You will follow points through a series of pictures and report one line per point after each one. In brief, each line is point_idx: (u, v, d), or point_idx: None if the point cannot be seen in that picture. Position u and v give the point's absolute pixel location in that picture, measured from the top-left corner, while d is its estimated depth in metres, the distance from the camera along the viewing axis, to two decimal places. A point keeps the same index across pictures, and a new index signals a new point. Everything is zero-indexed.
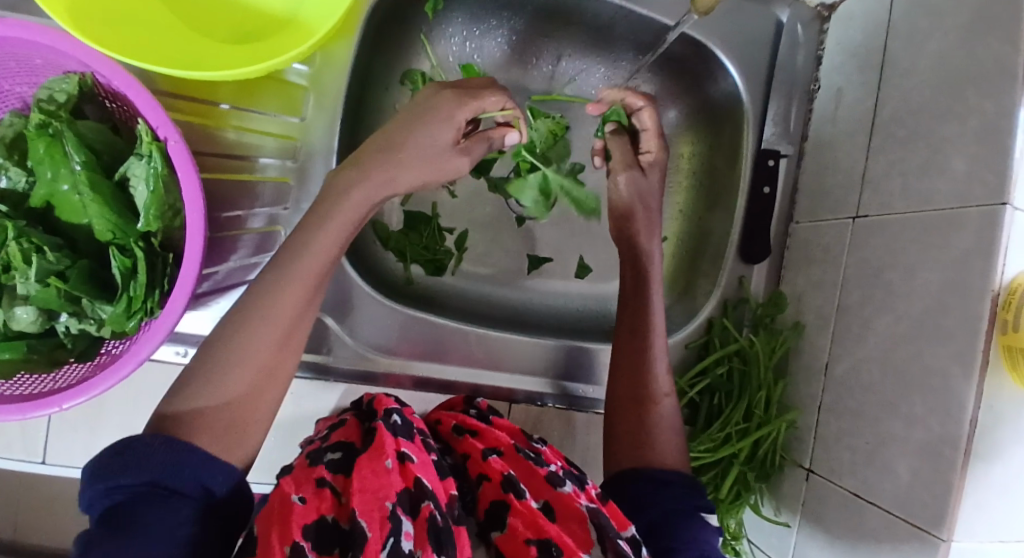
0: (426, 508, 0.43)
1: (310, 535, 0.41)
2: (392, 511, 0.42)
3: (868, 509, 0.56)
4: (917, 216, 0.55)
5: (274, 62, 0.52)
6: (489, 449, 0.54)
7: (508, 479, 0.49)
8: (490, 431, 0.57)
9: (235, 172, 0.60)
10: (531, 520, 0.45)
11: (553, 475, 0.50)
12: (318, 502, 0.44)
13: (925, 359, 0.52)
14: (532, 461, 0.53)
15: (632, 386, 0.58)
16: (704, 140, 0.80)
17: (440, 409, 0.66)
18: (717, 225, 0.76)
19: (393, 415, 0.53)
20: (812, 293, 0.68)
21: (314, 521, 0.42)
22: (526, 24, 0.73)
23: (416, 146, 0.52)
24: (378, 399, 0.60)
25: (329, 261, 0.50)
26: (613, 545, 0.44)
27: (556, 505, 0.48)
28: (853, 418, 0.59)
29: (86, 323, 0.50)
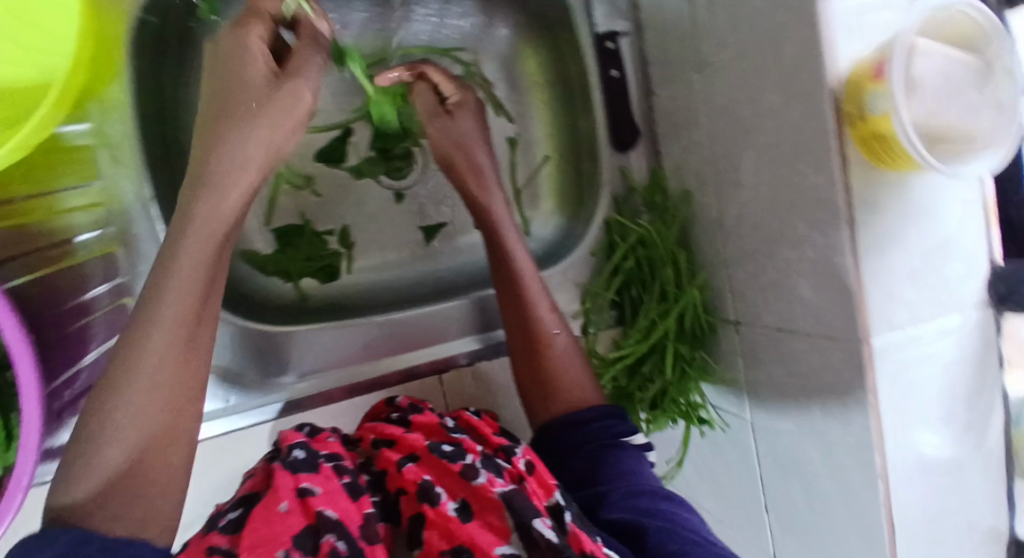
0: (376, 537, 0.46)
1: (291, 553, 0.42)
2: None
3: (795, 339, 0.56)
4: (749, 43, 0.53)
5: (25, 129, 0.46)
6: (406, 458, 0.54)
7: (421, 489, 0.50)
8: (406, 436, 0.56)
9: (60, 261, 0.55)
10: (446, 528, 0.48)
11: (465, 469, 0.50)
12: (298, 515, 0.45)
13: (798, 181, 0.52)
14: (448, 457, 0.51)
15: (523, 335, 0.62)
16: (545, 47, 0.76)
17: (366, 420, 0.64)
18: (584, 125, 0.74)
19: (295, 449, 0.51)
20: (686, 158, 0.67)
21: (296, 536, 0.43)
22: None
23: (245, 89, 0.46)
24: (285, 434, 0.55)
25: (198, 284, 0.42)
26: (525, 526, 0.45)
27: (475, 499, 0.49)
28: (755, 261, 0.59)
29: None
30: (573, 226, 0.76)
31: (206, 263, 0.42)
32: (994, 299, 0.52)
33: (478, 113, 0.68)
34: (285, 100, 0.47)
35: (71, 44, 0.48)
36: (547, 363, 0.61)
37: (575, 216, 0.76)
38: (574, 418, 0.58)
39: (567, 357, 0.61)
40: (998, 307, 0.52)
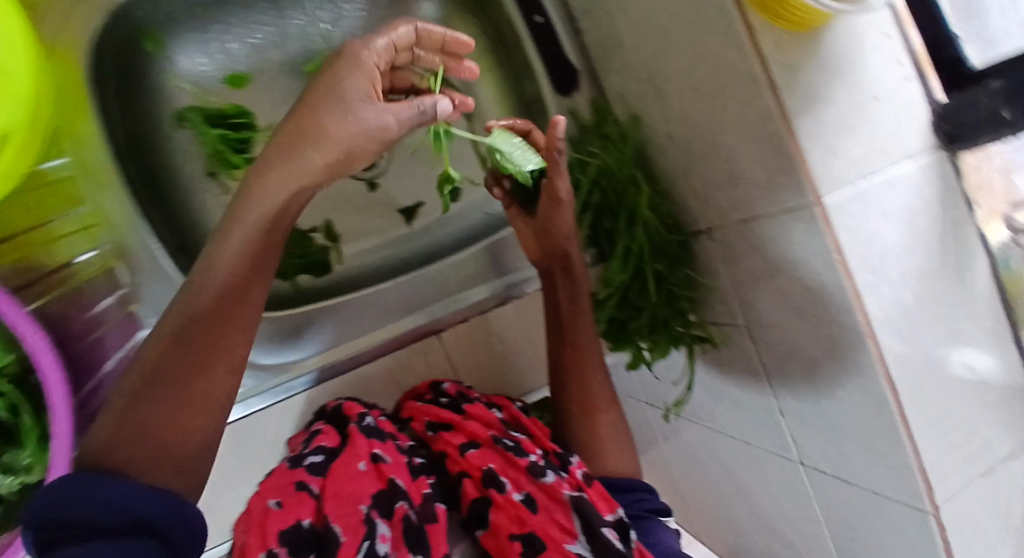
0: (399, 509, 0.51)
1: (285, 540, 0.47)
2: (366, 516, 0.49)
3: (757, 225, 0.56)
4: None
5: None
6: (468, 443, 0.57)
7: (488, 475, 0.53)
8: (467, 423, 0.58)
9: (69, 280, 0.60)
10: (514, 515, 0.51)
11: (533, 465, 0.53)
12: (295, 507, 0.49)
13: (719, 59, 0.52)
14: (515, 451, 0.55)
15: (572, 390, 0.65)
16: (476, 17, 0.79)
17: (408, 400, 0.66)
18: (528, 81, 0.77)
19: (366, 418, 0.59)
20: (626, 83, 0.68)
21: (290, 526, 0.48)
22: (250, 12, 0.75)
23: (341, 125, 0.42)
24: (349, 405, 0.62)
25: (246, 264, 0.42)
26: (598, 536, 0.50)
27: (539, 497, 0.52)
28: (703, 159, 0.60)
29: (17, 475, 0.53)
30: None
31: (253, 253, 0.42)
32: (944, 141, 0.51)
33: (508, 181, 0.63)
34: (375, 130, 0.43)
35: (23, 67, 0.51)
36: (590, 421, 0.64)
37: None
38: (612, 480, 0.61)
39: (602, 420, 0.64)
40: (951, 148, 0.51)
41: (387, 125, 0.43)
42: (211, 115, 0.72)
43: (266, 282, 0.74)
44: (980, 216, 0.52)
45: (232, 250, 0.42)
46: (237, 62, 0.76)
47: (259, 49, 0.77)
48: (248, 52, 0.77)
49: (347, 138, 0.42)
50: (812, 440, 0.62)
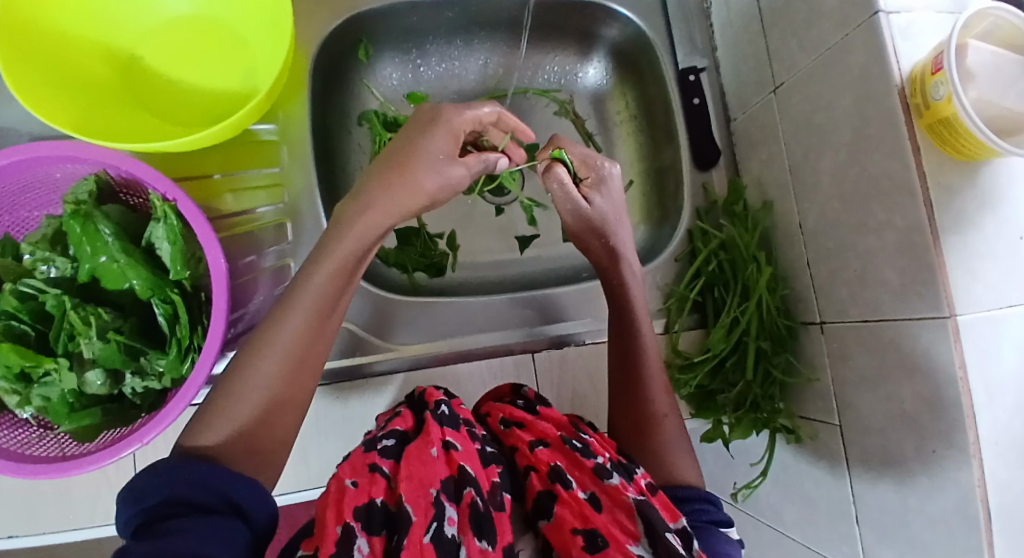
0: (467, 494, 0.49)
1: (361, 517, 0.46)
2: (436, 498, 0.49)
3: (880, 327, 0.58)
4: (820, 59, 0.61)
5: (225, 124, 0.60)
6: (538, 441, 0.59)
7: (553, 471, 0.54)
8: (538, 422, 0.61)
9: (242, 226, 0.68)
10: (579, 511, 0.50)
11: (600, 468, 0.53)
12: (370, 486, 0.49)
13: (875, 167, 0.56)
14: (581, 451, 0.56)
15: (634, 408, 0.64)
16: (633, 85, 0.87)
17: (490, 399, 0.69)
18: (668, 150, 0.82)
19: (441, 406, 0.58)
20: (766, 171, 0.73)
21: (364, 503, 0.48)
22: (447, 44, 0.84)
23: (425, 165, 0.53)
24: (429, 391, 0.61)
25: (336, 276, 0.51)
26: (662, 541, 0.47)
27: (604, 496, 0.52)
28: (835, 253, 0.63)
29: (147, 379, 0.58)
30: (659, 237, 0.82)
31: (343, 274, 0.52)
32: None
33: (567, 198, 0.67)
34: (450, 184, 0.55)
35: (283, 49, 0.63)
36: (651, 436, 0.63)
37: (662, 229, 0.82)
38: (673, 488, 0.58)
39: (673, 438, 0.63)
40: None
41: (461, 179, 0.56)
42: (388, 122, 0.79)
43: (390, 270, 0.80)
44: None
45: (323, 266, 0.51)
46: (422, 85, 0.86)
47: (442, 78, 0.86)
48: (434, 79, 0.86)
49: (430, 189, 0.53)
50: None
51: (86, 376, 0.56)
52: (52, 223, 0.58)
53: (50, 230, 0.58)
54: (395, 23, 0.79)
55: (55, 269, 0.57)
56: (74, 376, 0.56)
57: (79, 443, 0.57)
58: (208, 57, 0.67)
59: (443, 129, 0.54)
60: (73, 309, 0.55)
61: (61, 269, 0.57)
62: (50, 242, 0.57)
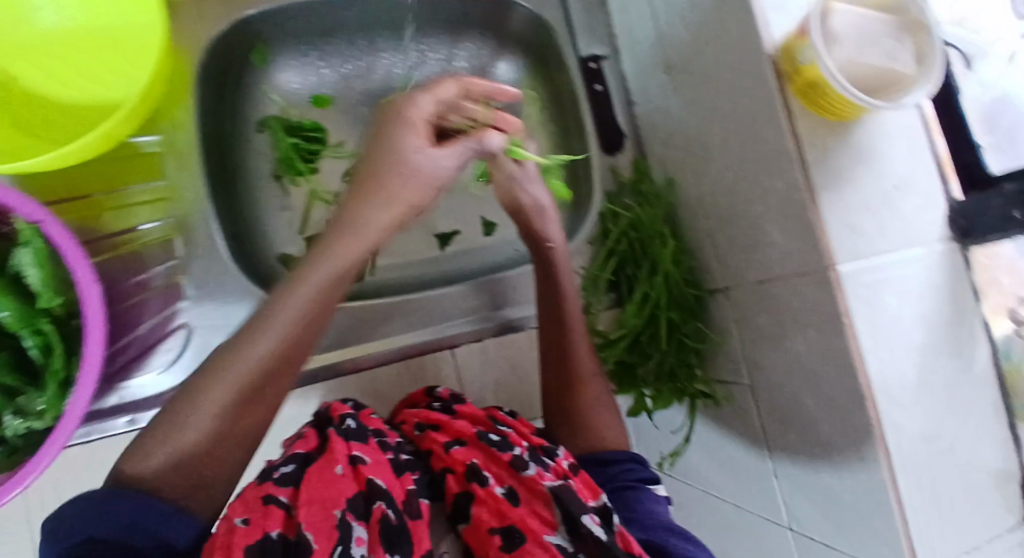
0: (378, 509, 0.48)
1: (255, 552, 0.42)
2: (340, 520, 0.46)
3: (774, 288, 0.60)
4: (701, 37, 0.63)
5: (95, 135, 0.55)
6: (454, 440, 0.58)
7: (471, 470, 0.55)
8: (453, 422, 0.59)
9: (127, 244, 0.65)
10: (495, 509, 0.52)
11: (515, 459, 0.53)
12: (262, 520, 0.45)
13: (756, 135, 0.58)
14: (497, 445, 0.56)
15: (561, 372, 0.66)
16: (539, 76, 0.88)
17: (409, 401, 0.68)
18: (576, 136, 0.84)
19: (347, 420, 0.55)
20: (667, 149, 0.74)
21: (257, 539, 0.43)
22: (346, 45, 0.82)
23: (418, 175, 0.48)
24: (334, 406, 0.59)
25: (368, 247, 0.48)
26: (579, 524, 0.49)
27: (521, 489, 0.53)
28: (732, 221, 0.65)
29: (30, 418, 0.54)
30: (574, 223, 0.83)
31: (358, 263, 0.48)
32: (957, 234, 0.55)
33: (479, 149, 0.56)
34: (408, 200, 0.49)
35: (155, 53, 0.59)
36: (578, 400, 0.65)
37: (576, 215, 0.83)
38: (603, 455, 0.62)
39: (600, 400, 0.66)
40: (963, 241, 0.55)
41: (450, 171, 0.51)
42: (290, 126, 0.79)
43: None
44: (987, 309, 0.56)
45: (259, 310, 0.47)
46: (325, 87, 0.84)
47: (347, 78, 0.84)
48: (336, 80, 0.84)
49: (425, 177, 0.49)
50: (807, 509, 0.63)
51: None
52: None
53: None
54: (286, 25, 0.77)
55: None
56: None
57: None
58: (84, 71, 0.64)
59: (416, 127, 0.49)
60: None
61: None
62: None
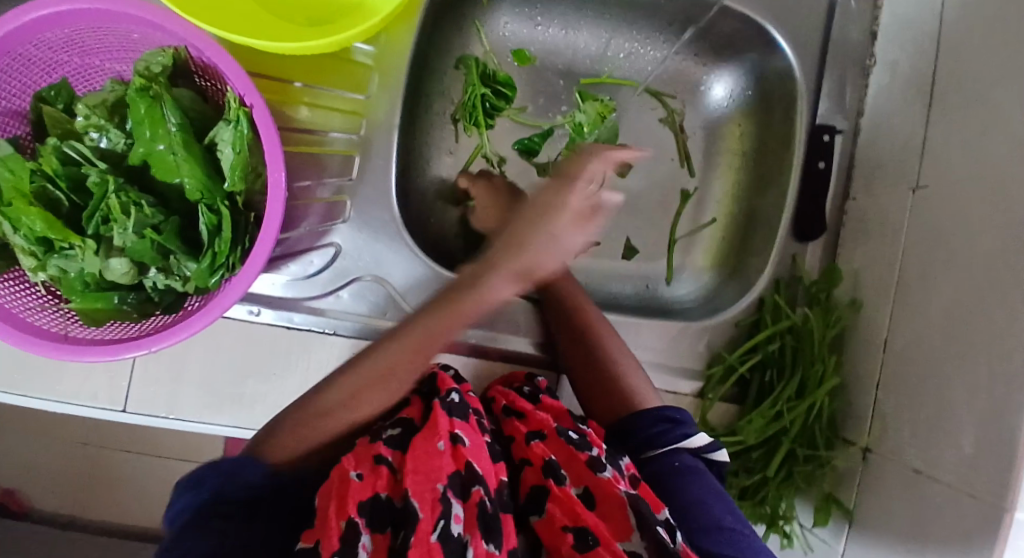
0: (475, 493, 0.46)
1: (363, 512, 0.45)
2: (442, 494, 0.45)
3: (928, 483, 0.54)
4: (979, 181, 0.53)
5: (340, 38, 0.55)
6: (533, 432, 0.57)
7: (547, 464, 0.53)
8: (536, 414, 0.59)
9: (307, 145, 0.63)
10: (569, 508, 0.50)
11: (593, 461, 0.53)
12: (373, 478, 0.48)
13: (992, 323, 0.50)
14: (574, 446, 0.55)
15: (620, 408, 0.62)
16: (757, 118, 0.77)
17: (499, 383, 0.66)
18: (769, 202, 0.74)
19: (452, 395, 0.56)
20: (869, 268, 0.66)
21: (369, 497, 0.46)
22: (572, 9, 0.76)
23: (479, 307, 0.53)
24: (441, 378, 0.58)
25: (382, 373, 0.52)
26: (653, 534, 0.47)
27: (597, 489, 0.51)
28: (916, 387, 0.57)
29: (172, 279, 0.53)
30: (724, 291, 0.76)
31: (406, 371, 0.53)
32: None
33: (501, 189, 0.70)
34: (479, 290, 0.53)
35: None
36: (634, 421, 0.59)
37: (729, 284, 0.76)
38: (648, 413, 0.60)
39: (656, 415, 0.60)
40: None
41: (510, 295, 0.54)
42: (486, 74, 0.73)
43: (439, 231, 0.74)
44: None
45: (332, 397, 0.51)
46: (533, 45, 0.78)
47: (559, 44, 0.78)
48: (547, 43, 0.78)
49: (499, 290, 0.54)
50: None
51: (110, 261, 0.51)
52: (117, 90, 0.53)
53: (113, 96, 0.53)
54: None
55: (106, 140, 0.52)
56: (98, 259, 0.51)
57: (84, 327, 0.52)
58: None
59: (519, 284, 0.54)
60: (114, 192, 0.50)
61: (112, 142, 0.53)
62: (109, 110, 0.52)
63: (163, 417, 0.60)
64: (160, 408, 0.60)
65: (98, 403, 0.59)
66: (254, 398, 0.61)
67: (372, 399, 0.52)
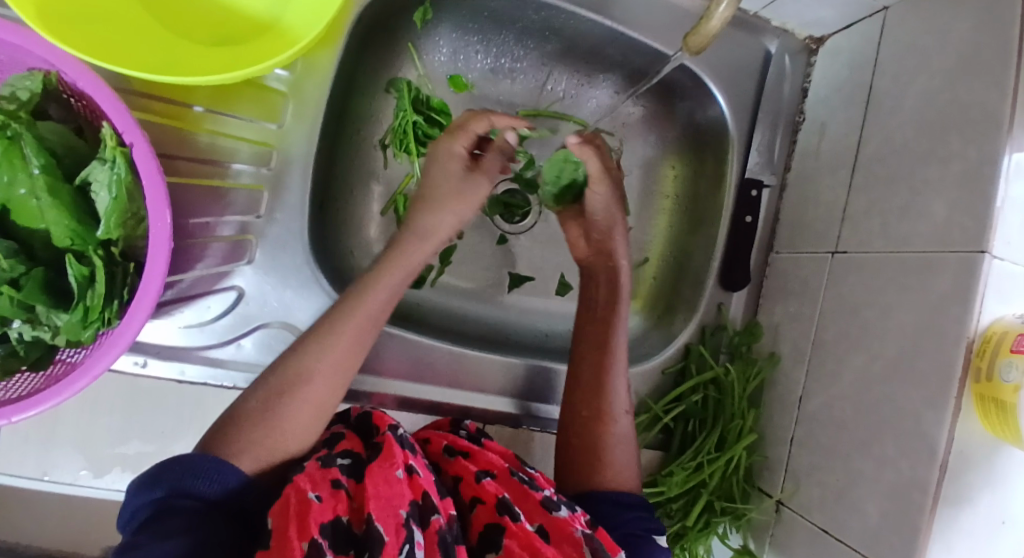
0: (435, 522, 0.44)
1: (327, 534, 0.40)
2: (406, 520, 0.42)
3: (835, 546, 0.56)
4: (895, 257, 0.54)
5: (251, 71, 0.50)
6: (483, 470, 0.52)
7: (502, 502, 0.48)
8: (483, 453, 0.55)
9: (206, 177, 0.57)
10: (527, 543, 0.44)
11: (548, 499, 0.49)
12: (334, 501, 0.43)
13: (898, 400, 0.51)
14: (528, 485, 0.51)
15: (588, 438, 0.57)
16: (690, 162, 0.78)
17: (427, 428, 0.62)
18: (698, 248, 0.74)
19: (400, 428, 0.51)
20: (788, 324, 0.67)
21: (330, 520, 0.41)
22: (513, 40, 0.72)
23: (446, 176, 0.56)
24: (379, 415, 0.54)
25: (340, 362, 0.49)
26: None
27: (551, 529, 0.47)
28: (828, 452, 0.58)
29: (39, 330, 0.47)
30: (650, 337, 0.76)
31: (351, 355, 0.50)
32: None
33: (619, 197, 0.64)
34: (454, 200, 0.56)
35: (326, 16, 0.51)
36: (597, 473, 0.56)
37: (654, 329, 0.76)
38: (603, 493, 0.54)
39: (625, 462, 0.57)
40: None
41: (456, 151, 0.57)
42: (419, 100, 0.68)
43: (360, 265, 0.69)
44: None
45: (291, 420, 0.47)
46: (467, 72, 0.75)
47: (496, 73, 0.75)
48: (484, 72, 0.75)
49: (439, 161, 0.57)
50: None
51: None
52: None
53: None
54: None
55: None
56: None
57: None
58: None
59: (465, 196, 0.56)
60: None
61: None
62: None
63: (36, 479, 0.55)
64: (32, 470, 0.55)
65: None
66: (138, 458, 0.57)
67: (310, 414, 0.48)
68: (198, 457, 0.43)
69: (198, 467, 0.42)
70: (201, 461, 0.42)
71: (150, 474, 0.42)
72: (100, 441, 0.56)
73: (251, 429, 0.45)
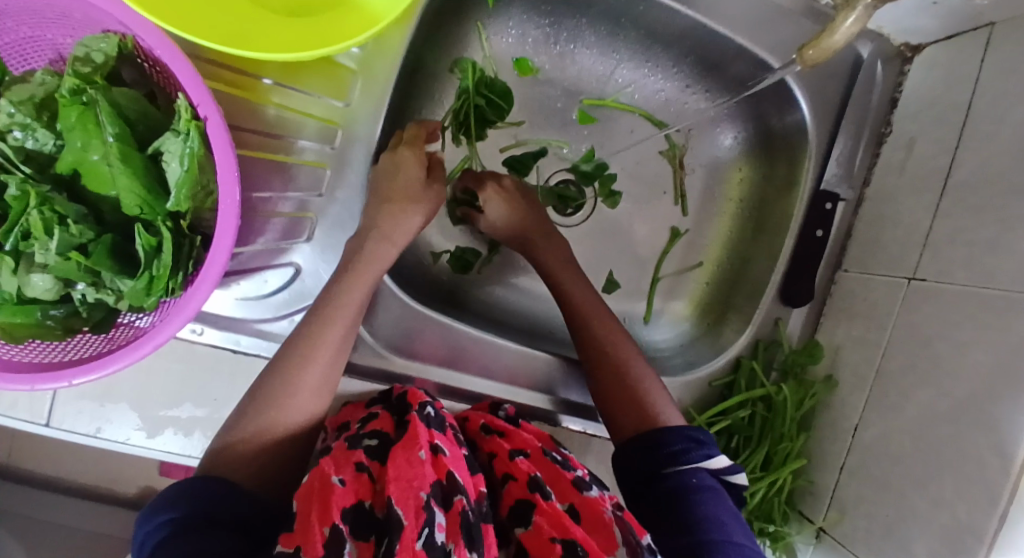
0: (457, 502, 0.41)
1: (348, 517, 0.40)
2: (427, 501, 0.40)
3: None
4: (979, 292, 0.51)
5: (325, 50, 0.48)
6: (517, 449, 0.52)
7: (534, 480, 0.47)
8: (518, 434, 0.54)
9: (271, 151, 0.56)
10: (557, 521, 0.42)
11: (580, 480, 0.48)
12: (357, 484, 0.42)
13: (963, 443, 0.49)
14: (560, 465, 0.50)
15: (620, 382, 0.56)
16: (761, 167, 0.74)
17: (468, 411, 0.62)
18: (760, 258, 0.71)
19: (427, 406, 0.50)
20: (850, 347, 0.64)
21: (351, 504, 0.41)
22: (585, 25, 0.69)
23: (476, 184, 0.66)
24: (412, 392, 0.54)
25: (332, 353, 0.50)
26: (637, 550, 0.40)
27: (583, 508, 0.45)
28: (879, 486, 0.56)
29: (103, 292, 0.48)
30: (699, 345, 0.74)
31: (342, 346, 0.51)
32: None
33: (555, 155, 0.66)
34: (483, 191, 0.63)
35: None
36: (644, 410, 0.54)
37: (705, 337, 0.73)
38: (657, 432, 0.51)
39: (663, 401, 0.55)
40: None
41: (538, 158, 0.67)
42: (484, 80, 0.65)
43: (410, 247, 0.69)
44: None
45: (292, 406, 0.47)
46: (535, 55, 0.72)
47: (564, 58, 0.72)
48: (552, 57, 0.72)
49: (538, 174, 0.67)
50: None
51: (30, 275, 0.45)
52: (49, 83, 0.46)
53: (42, 90, 0.46)
54: None
55: (32, 139, 0.46)
56: (19, 273, 0.45)
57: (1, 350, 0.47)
58: None
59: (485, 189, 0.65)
60: (35, 204, 0.44)
61: (40, 142, 0.47)
62: (35, 107, 0.46)
63: (89, 436, 0.57)
64: (87, 427, 0.57)
65: (18, 415, 0.56)
66: (189, 423, 0.58)
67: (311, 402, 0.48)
68: (198, 481, 0.42)
69: (196, 488, 0.41)
70: (201, 484, 0.41)
71: (158, 500, 0.40)
72: (151, 406, 0.58)
73: (256, 421, 0.46)
